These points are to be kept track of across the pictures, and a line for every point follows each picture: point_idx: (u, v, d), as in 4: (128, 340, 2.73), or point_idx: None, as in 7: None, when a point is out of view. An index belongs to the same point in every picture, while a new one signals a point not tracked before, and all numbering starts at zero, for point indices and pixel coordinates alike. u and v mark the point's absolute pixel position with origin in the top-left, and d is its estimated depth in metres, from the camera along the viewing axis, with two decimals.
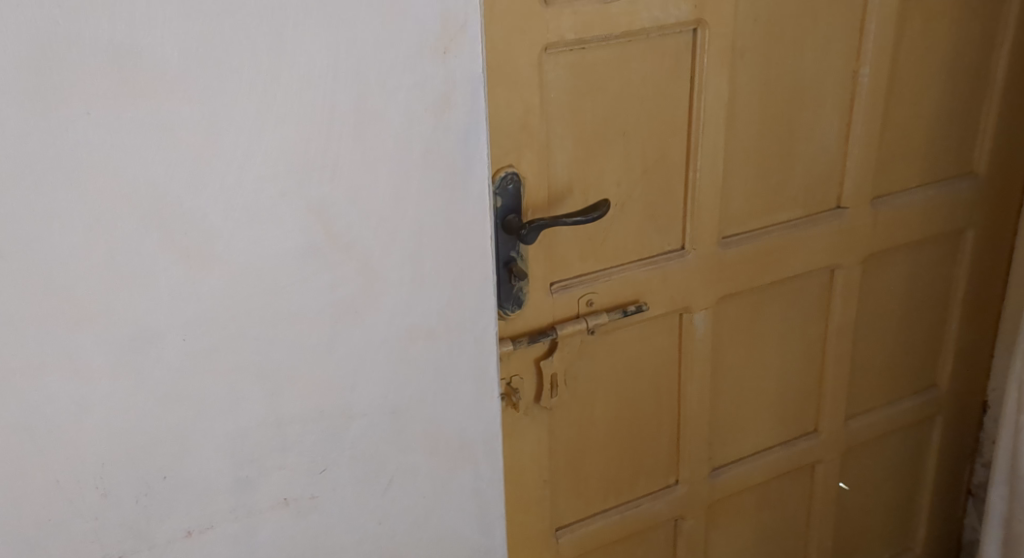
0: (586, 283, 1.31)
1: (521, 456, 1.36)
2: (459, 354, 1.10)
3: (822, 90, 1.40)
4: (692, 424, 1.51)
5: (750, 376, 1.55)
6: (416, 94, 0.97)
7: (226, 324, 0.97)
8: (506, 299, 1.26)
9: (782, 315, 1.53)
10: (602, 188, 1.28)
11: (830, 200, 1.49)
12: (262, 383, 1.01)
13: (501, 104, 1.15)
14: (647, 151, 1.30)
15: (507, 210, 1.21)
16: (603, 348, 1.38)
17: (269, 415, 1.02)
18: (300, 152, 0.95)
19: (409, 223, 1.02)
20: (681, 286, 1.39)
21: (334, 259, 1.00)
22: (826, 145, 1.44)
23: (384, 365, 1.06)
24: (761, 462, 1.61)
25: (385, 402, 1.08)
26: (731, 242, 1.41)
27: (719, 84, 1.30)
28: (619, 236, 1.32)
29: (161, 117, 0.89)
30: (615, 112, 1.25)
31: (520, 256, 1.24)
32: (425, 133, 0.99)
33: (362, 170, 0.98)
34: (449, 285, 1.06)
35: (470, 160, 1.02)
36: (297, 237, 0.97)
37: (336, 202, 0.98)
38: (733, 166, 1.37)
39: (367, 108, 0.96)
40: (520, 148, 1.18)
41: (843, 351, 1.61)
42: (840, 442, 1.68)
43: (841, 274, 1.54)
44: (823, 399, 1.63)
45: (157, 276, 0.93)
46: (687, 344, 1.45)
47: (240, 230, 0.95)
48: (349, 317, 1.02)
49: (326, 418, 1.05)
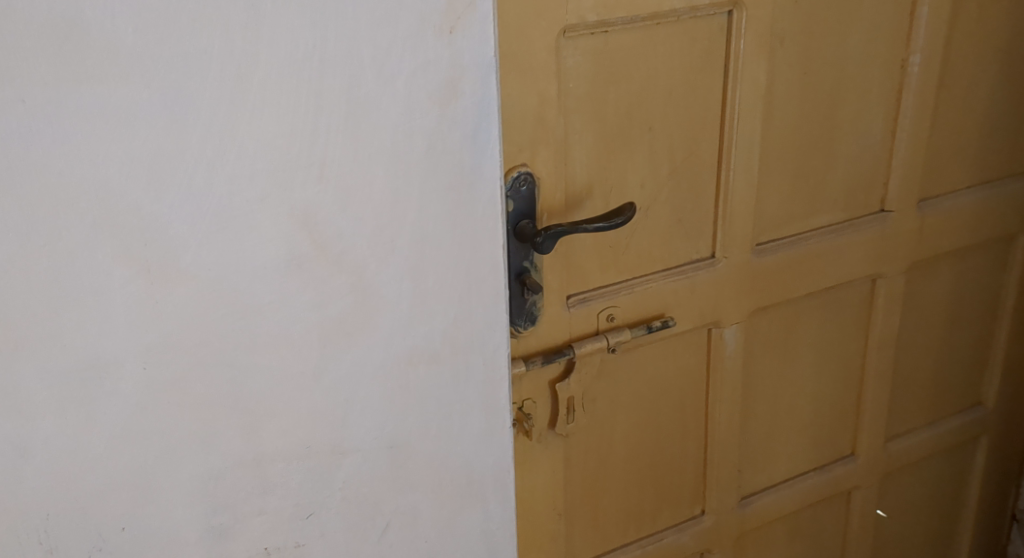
0: (606, 296, 1.17)
1: (534, 489, 1.22)
2: (466, 380, 0.97)
3: (867, 79, 1.27)
4: (721, 450, 1.37)
5: (783, 396, 1.41)
6: (417, 82, 0.84)
7: (194, 350, 0.84)
8: (518, 315, 1.12)
9: (819, 329, 1.40)
10: (625, 191, 1.14)
11: (873, 202, 1.35)
12: (239, 417, 0.87)
13: (513, 96, 1.01)
14: (675, 149, 1.16)
15: (519, 215, 1.07)
16: (625, 368, 1.24)
17: (247, 454, 0.89)
18: (282, 149, 0.81)
19: (409, 231, 0.88)
20: (710, 298, 1.25)
21: (322, 272, 0.86)
22: (870, 141, 1.31)
23: (380, 392, 0.93)
24: (794, 489, 1.47)
25: (381, 435, 0.94)
26: (766, 249, 1.28)
27: (756, 72, 1.16)
28: (644, 244, 1.19)
29: (115, 108, 0.75)
30: (641, 104, 1.11)
31: (534, 266, 1.10)
32: (428, 127, 0.86)
33: (356, 170, 0.84)
34: (455, 301, 0.93)
35: (481, 159, 0.89)
36: (280, 248, 0.84)
37: (324, 208, 0.84)
38: (770, 166, 1.24)
39: (360, 97, 0.82)
40: (534, 145, 1.05)
41: (884, 368, 1.47)
42: (878, 467, 1.54)
43: (884, 284, 1.41)
44: (861, 421, 1.50)
45: (112, 295, 0.79)
46: (716, 361, 1.31)
47: (211, 241, 0.81)
48: (339, 339, 0.89)
49: (313, 455, 0.92)
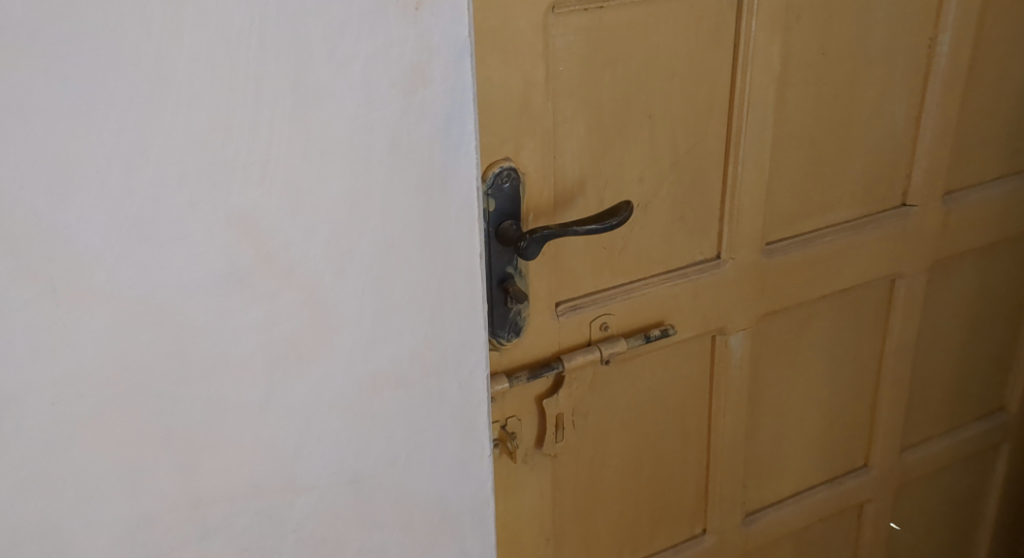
0: (600, 303, 1.05)
1: (519, 513, 1.11)
2: (439, 405, 0.86)
3: (891, 61, 1.14)
4: (724, 465, 1.26)
5: (793, 406, 1.29)
6: (377, 67, 0.72)
7: (114, 381, 0.72)
8: (500, 326, 1.00)
9: (833, 333, 1.28)
10: (621, 187, 1.02)
11: (894, 196, 1.23)
12: (172, 456, 0.76)
13: (494, 80, 0.89)
14: (678, 140, 1.03)
15: (501, 215, 0.95)
16: (621, 380, 1.13)
17: (183, 497, 0.78)
18: (216, 146, 0.69)
19: (369, 239, 0.77)
20: (714, 302, 1.14)
21: (269, 287, 0.75)
22: (892, 129, 1.18)
23: (339, 420, 0.82)
24: (803, 504, 1.36)
25: (342, 468, 0.84)
26: (776, 249, 1.16)
27: (768, 54, 1.04)
28: (642, 245, 1.06)
29: (6, 99, 0.63)
30: (640, 89, 0.99)
31: (518, 272, 0.98)
32: (392, 119, 0.74)
33: (306, 169, 0.73)
34: (426, 316, 0.82)
35: (454, 156, 0.77)
36: (217, 261, 0.72)
37: (268, 213, 0.72)
38: (782, 157, 1.12)
39: (310, 83, 0.70)
40: (519, 136, 0.93)
41: (902, 374, 1.36)
42: (893, 478, 1.43)
43: (903, 284, 1.29)
44: (874, 431, 1.39)
45: (12, 317, 0.67)
46: (720, 371, 1.19)
47: (131, 254, 0.69)
48: (290, 363, 0.78)
49: (262, 493, 0.81)
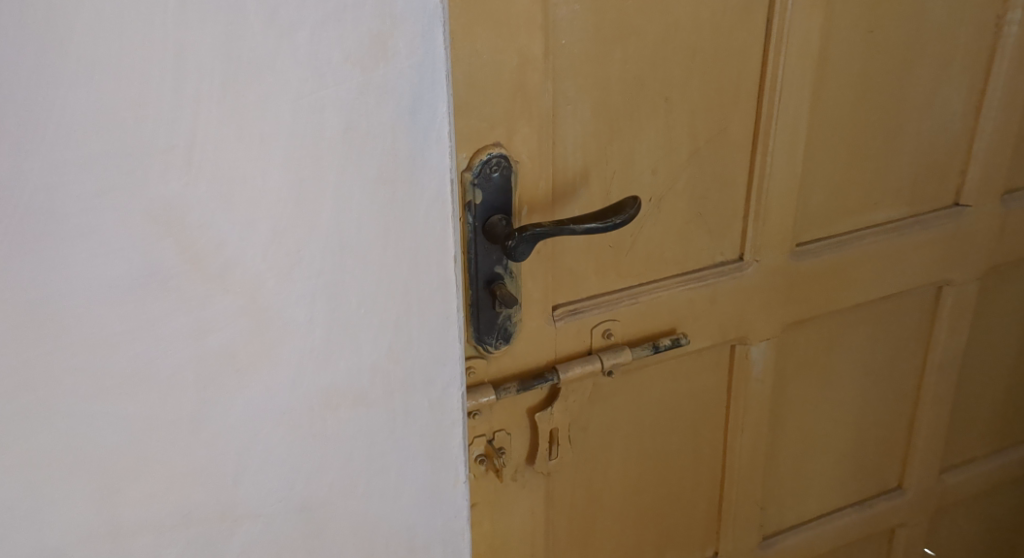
0: (603, 308, 0.94)
1: (507, 535, 1.00)
2: (405, 426, 0.75)
3: (951, 42, 1.00)
4: (741, 486, 1.14)
5: (821, 422, 1.17)
6: (326, 36, 0.61)
7: (10, 395, 0.63)
8: (487, 332, 0.88)
9: (870, 344, 1.15)
10: (631, 179, 0.90)
11: (947, 194, 1.10)
12: (86, 480, 0.67)
13: (483, 54, 0.78)
14: (699, 127, 0.91)
15: (490, 208, 0.83)
16: (626, 392, 1.01)
17: (100, 526, 0.68)
18: (127, 127, 0.59)
19: (319, 238, 0.66)
20: (734, 308, 1.02)
21: (198, 292, 0.64)
22: (948, 118, 1.05)
23: (286, 442, 0.71)
24: (827, 527, 1.24)
25: (289, 496, 0.73)
26: (808, 251, 1.03)
27: (807, 30, 0.91)
28: (654, 244, 0.94)
29: None
30: (656, 68, 0.86)
31: (509, 273, 0.87)
32: (347, 98, 0.63)
33: (241, 156, 0.62)
34: (389, 326, 0.71)
35: (422, 144, 0.66)
36: (131, 261, 0.62)
37: (193, 206, 0.62)
38: (819, 148, 0.99)
39: (244, 54, 0.60)
40: (510, 119, 0.81)
41: (945, 390, 1.23)
42: (930, 502, 1.31)
43: (951, 292, 1.16)
44: (912, 451, 1.26)
45: None
46: (739, 383, 1.07)
47: (23, 251, 0.60)
48: (226, 378, 0.68)
49: (194, 524, 0.71)
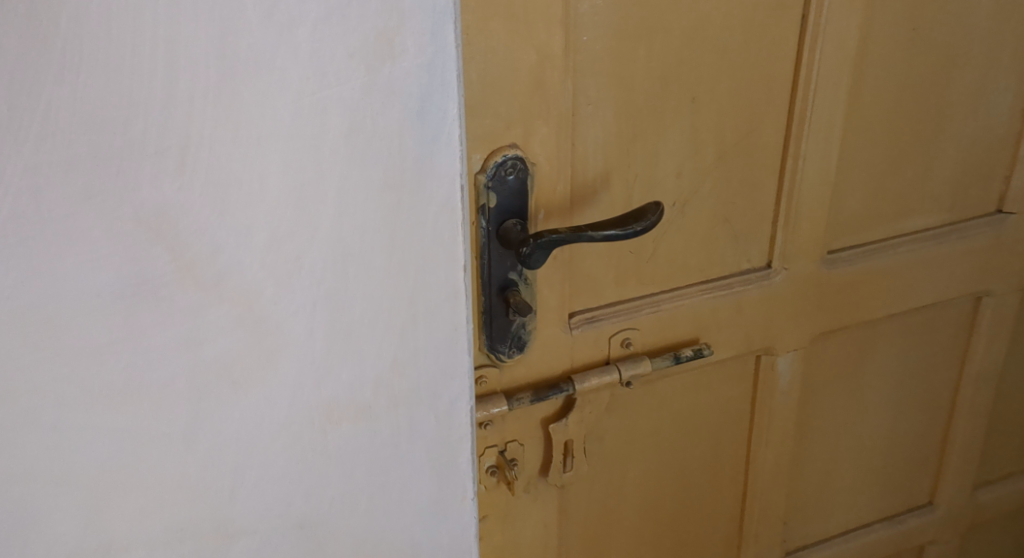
0: (622, 317, 0.90)
1: (518, 548, 0.97)
2: (410, 442, 0.71)
3: (998, 41, 0.95)
4: (764, 500, 1.10)
5: (850, 435, 1.13)
6: (328, 33, 0.58)
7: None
8: (500, 339, 0.85)
9: (904, 356, 1.10)
10: (654, 182, 0.86)
11: (988, 200, 1.05)
12: (75, 494, 0.64)
13: (500, 51, 0.74)
14: (727, 129, 0.86)
15: (504, 212, 0.79)
16: (645, 402, 0.97)
17: (89, 540, 0.66)
18: (116, 126, 0.56)
19: (320, 245, 0.62)
20: (760, 318, 0.97)
21: (192, 300, 0.61)
22: (992, 121, 1.00)
23: (284, 457, 0.68)
24: (853, 543, 1.20)
25: (288, 513, 0.70)
26: (840, 259, 0.99)
27: (844, 28, 0.87)
28: (677, 250, 0.90)
29: None
30: (683, 67, 0.82)
31: (524, 279, 0.83)
32: (350, 98, 0.59)
33: (238, 159, 0.59)
34: (393, 338, 0.67)
35: (430, 148, 0.62)
36: (120, 267, 0.59)
37: (187, 210, 0.59)
38: (855, 151, 0.94)
39: (241, 51, 0.56)
40: (528, 119, 0.77)
41: (981, 403, 1.18)
42: (961, 519, 1.26)
43: (990, 302, 1.11)
44: (944, 466, 1.21)
45: None
46: (764, 395, 1.03)
47: (6, 255, 0.57)
48: (222, 391, 0.64)
49: (189, 541, 0.68)
